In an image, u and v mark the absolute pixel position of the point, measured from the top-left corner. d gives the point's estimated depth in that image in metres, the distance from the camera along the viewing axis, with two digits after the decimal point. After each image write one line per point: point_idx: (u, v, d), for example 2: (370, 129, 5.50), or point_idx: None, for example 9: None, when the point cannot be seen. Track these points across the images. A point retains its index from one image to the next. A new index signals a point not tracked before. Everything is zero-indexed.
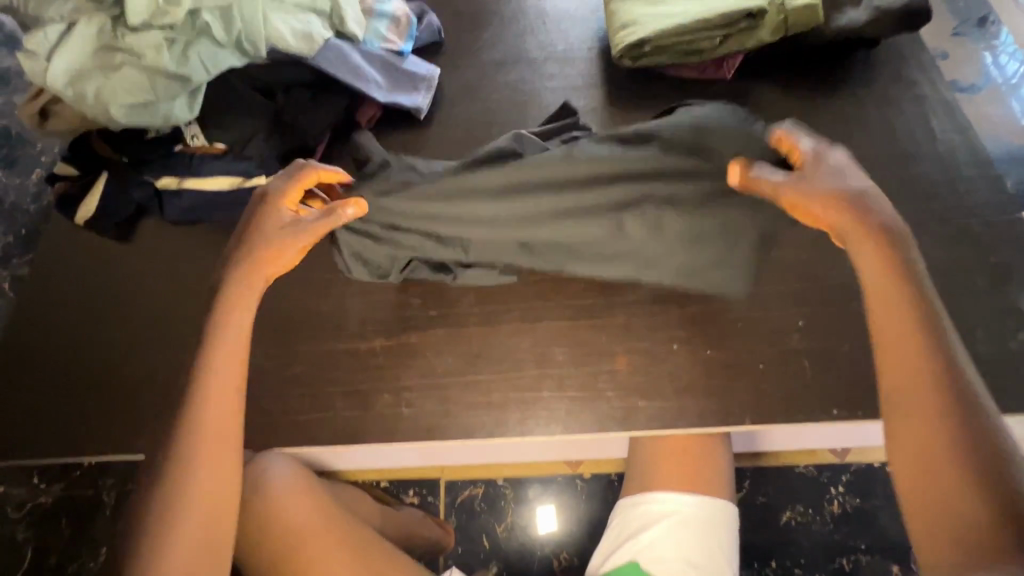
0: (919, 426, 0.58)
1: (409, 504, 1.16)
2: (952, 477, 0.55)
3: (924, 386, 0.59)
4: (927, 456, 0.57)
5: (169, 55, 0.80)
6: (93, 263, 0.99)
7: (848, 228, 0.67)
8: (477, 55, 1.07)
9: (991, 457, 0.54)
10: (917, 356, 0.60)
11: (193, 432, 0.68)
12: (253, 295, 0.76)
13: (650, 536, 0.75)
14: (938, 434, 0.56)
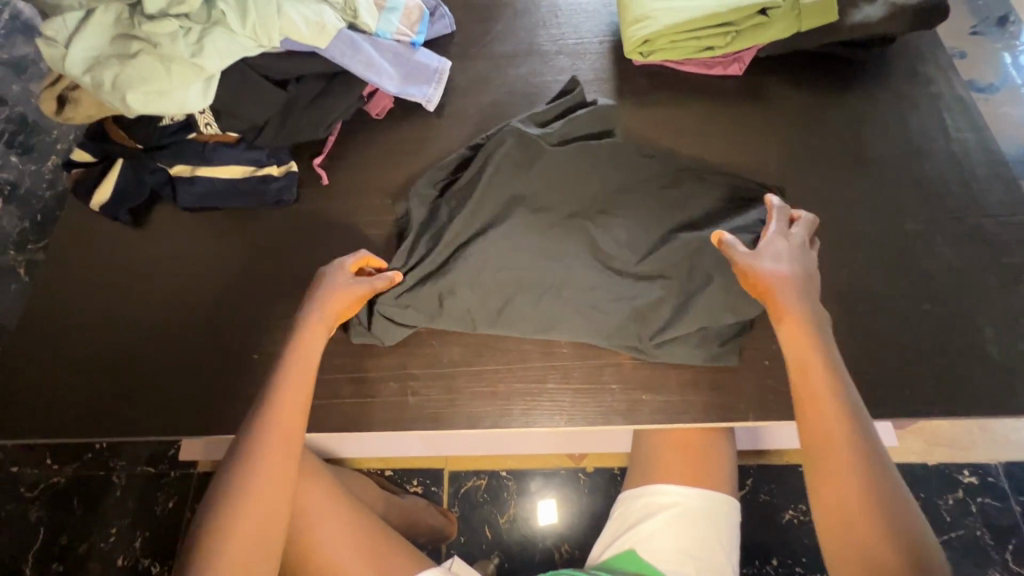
0: (835, 488, 0.59)
1: (413, 493, 1.17)
2: (872, 530, 0.57)
3: (837, 453, 0.60)
4: (845, 510, 0.59)
5: (185, 43, 0.81)
6: (107, 248, 1.00)
7: (776, 305, 0.68)
8: (489, 48, 1.08)
9: (895, 524, 0.57)
10: (831, 424, 0.62)
11: (256, 452, 0.66)
12: (321, 326, 0.75)
13: (650, 528, 0.76)
14: (853, 496, 0.59)
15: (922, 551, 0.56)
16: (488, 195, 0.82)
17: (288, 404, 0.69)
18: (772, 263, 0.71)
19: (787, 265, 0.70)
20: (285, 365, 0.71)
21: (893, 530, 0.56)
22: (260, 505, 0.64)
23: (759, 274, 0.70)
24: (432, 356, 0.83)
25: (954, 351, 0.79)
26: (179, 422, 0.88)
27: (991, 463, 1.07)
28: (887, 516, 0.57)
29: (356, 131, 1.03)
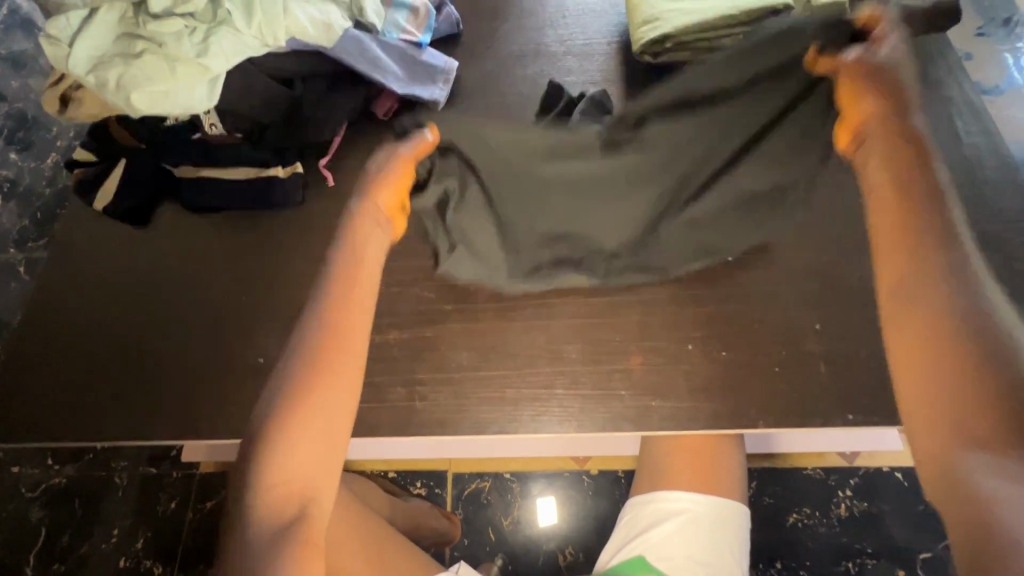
0: (912, 326, 0.50)
1: (416, 495, 1.17)
2: (957, 372, 0.46)
3: (927, 282, 0.51)
4: (928, 346, 0.48)
5: (191, 43, 0.80)
6: (110, 249, 0.99)
7: (877, 130, 0.64)
8: (496, 47, 1.07)
9: (996, 351, 0.45)
10: (915, 260, 0.53)
11: (329, 338, 0.61)
12: (374, 224, 0.75)
13: (658, 534, 0.75)
14: (939, 327, 0.48)
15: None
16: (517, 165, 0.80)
17: (353, 299, 0.65)
18: (896, 96, 0.65)
19: (908, 95, 0.64)
20: (344, 258, 0.70)
21: (982, 368, 0.45)
22: (323, 393, 0.58)
23: (868, 106, 0.65)
24: (440, 360, 0.82)
25: None
26: (182, 426, 0.87)
27: None
28: (980, 350, 0.45)
29: (362, 132, 1.02)
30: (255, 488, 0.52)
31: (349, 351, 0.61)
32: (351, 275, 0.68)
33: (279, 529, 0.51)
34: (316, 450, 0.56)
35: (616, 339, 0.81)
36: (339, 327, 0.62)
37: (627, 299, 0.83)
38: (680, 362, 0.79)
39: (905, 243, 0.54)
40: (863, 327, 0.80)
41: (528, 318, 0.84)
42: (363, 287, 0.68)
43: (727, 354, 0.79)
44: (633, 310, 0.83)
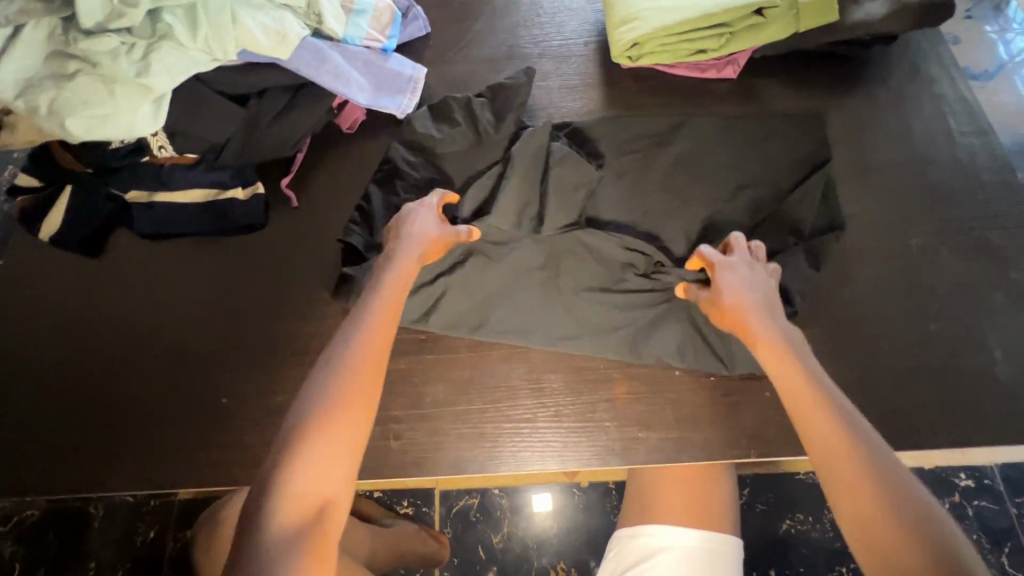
0: (850, 488, 0.54)
1: (403, 515, 1.13)
2: (890, 535, 0.51)
3: (842, 445, 0.56)
4: (862, 512, 0.53)
5: (128, 61, 0.74)
6: (61, 281, 0.93)
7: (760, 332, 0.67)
8: (466, 50, 1.00)
9: (903, 500, 0.52)
10: (827, 418, 0.59)
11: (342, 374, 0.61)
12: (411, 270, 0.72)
13: (646, 571, 0.72)
14: (869, 493, 0.53)
15: (931, 515, 0.51)
16: (469, 281, 0.80)
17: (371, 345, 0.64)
18: (745, 283, 0.71)
19: (748, 275, 0.72)
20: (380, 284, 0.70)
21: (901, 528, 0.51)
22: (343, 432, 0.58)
23: (738, 292, 0.70)
24: (414, 394, 0.78)
25: (964, 373, 0.76)
26: (146, 473, 0.82)
27: (988, 465, 1.02)
28: (888, 491, 0.53)
29: (326, 146, 0.96)
30: (266, 501, 0.54)
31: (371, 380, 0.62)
32: (382, 294, 0.69)
33: (294, 532, 0.52)
34: (330, 467, 0.56)
35: (600, 369, 0.77)
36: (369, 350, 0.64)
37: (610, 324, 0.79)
38: (667, 390, 0.76)
39: (819, 412, 0.59)
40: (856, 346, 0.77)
41: (506, 346, 0.79)
42: (389, 306, 0.68)
43: (716, 380, 0.76)
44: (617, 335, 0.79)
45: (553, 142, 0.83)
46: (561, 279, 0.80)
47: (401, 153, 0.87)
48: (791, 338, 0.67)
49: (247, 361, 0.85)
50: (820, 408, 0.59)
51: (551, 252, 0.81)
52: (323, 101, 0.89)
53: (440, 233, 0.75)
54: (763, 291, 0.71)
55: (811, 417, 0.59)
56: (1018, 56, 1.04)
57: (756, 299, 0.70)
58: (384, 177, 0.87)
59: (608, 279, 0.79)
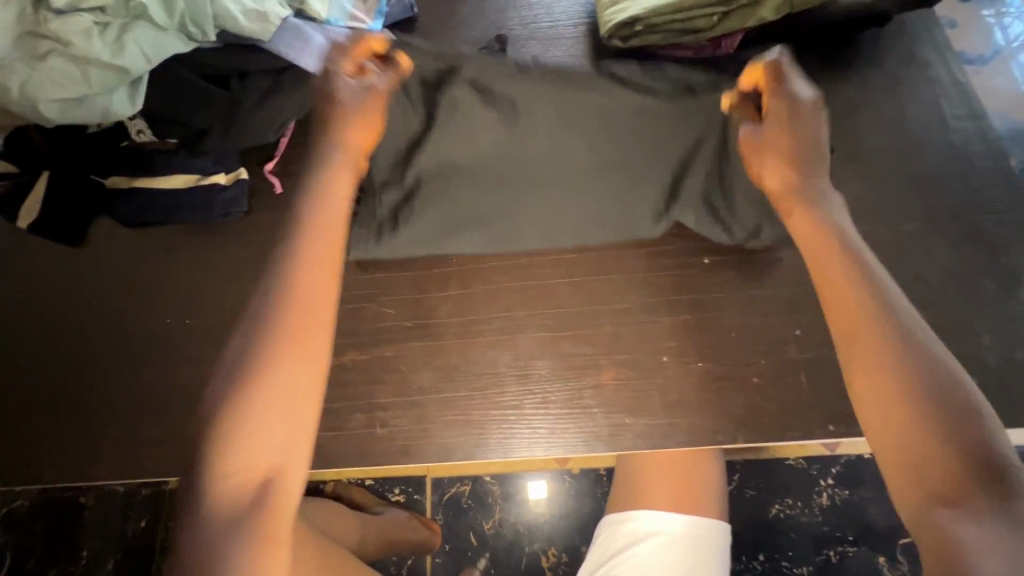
0: (873, 373, 0.50)
1: (394, 502, 1.13)
2: (908, 420, 0.48)
3: (864, 322, 0.52)
4: (882, 390, 0.49)
5: (101, 41, 0.71)
6: (42, 270, 0.91)
7: (790, 195, 0.62)
8: (454, 32, 0.98)
9: (929, 380, 0.48)
10: (852, 291, 0.54)
11: (284, 310, 0.58)
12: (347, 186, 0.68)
13: (634, 556, 0.73)
14: (892, 373, 0.49)
15: (957, 393, 0.48)
16: (466, 233, 0.80)
17: (309, 277, 0.59)
18: (791, 129, 0.64)
19: (795, 125, 0.64)
20: (311, 216, 0.64)
21: (921, 407, 0.48)
22: (285, 376, 0.55)
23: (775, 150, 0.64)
24: (401, 382, 0.77)
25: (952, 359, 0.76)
26: (131, 462, 0.81)
27: None
28: (911, 368, 0.49)
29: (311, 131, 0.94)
30: (216, 460, 0.53)
31: (310, 327, 0.58)
32: (322, 214, 0.64)
33: (241, 506, 0.51)
34: (277, 427, 0.54)
35: (588, 355, 0.77)
36: (302, 286, 0.59)
37: (599, 309, 0.79)
38: (655, 375, 0.76)
39: (845, 281, 0.54)
40: None
41: (494, 333, 0.79)
42: (324, 232, 0.63)
43: (705, 366, 0.76)
44: (605, 321, 0.78)
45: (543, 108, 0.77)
46: (556, 225, 0.80)
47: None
48: (828, 203, 0.61)
49: None
50: (840, 273, 0.55)
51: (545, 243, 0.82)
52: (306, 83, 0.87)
53: (366, 108, 0.70)
54: (807, 146, 0.64)
55: (835, 287, 0.55)
56: (1014, 41, 1.03)
57: (794, 151, 0.63)
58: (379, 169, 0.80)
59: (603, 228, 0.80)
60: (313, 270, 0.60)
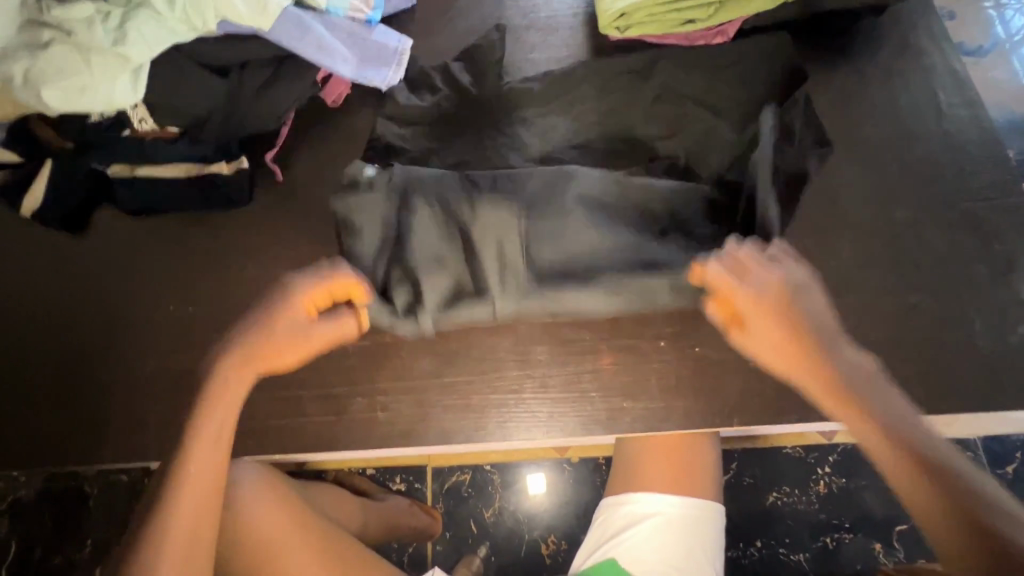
0: (920, 504, 0.57)
1: (396, 491, 1.14)
2: (928, 500, 0.56)
3: (896, 454, 0.58)
4: (916, 482, 0.57)
5: (103, 30, 0.72)
6: (45, 258, 0.92)
7: (805, 322, 0.64)
8: (452, 22, 0.99)
9: (952, 482, 0.56)
10: (874, 425, 0.60)
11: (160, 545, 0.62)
12: (239, 388, 0.68)
13: (633, 536, 0.74)
14: (932, 510, 0.56)
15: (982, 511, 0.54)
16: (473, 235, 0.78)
17: (196, 482, 0.64)
18: (779, 253, 0.68)
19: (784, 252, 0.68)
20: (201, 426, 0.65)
21: (941, 499, 0.56)
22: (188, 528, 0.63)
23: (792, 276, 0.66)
24: (401, 367, 0.78)
25: (945, 345, 0.77)
26: (136, 448, 0.82)
27: (971, 438, 1.03)
28: (933, 469, 0.57)
29: (311, 121, 0.95)
30: None
31: (205, 498, 0.65)
32: (210, 399, 0.67)
33: None
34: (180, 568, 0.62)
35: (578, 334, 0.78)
36: (192, 489, 0.64)
37: (606, 307, 0.76)
38: (652, 360, 0.77)
39: (844, 357, 0.64)
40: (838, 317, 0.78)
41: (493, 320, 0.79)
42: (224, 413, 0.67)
43: (701, 350, 0.76)
44: None
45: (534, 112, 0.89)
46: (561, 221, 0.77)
47: (391, 128, 0.88)
48: (808, 316, 0.65)
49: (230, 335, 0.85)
50: (861, 406, 0.61)
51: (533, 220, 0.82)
52: (305, 70, 0.87)
53: (321, 289, 0.71)
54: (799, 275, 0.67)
55: (841, 401, 0.62)
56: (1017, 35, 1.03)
57: (774, 305, 0.65)
58: (378, 153, 0.88)
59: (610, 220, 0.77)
60: (215, 423, 0.66)
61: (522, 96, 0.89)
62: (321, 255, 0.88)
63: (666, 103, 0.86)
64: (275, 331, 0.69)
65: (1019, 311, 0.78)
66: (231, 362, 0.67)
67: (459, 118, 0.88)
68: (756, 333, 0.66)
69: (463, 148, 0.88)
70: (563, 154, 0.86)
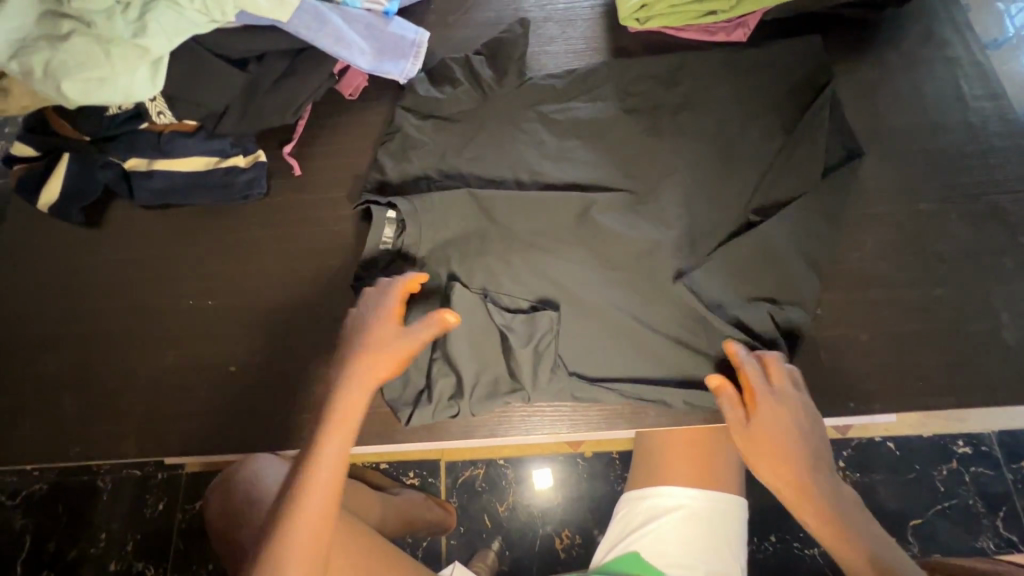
0: None
1: (409, 485, 1.14)
2: None
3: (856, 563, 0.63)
4: None
5: (123, 21, 0.71)
6: (62, 251, 0.92)
7: (793, 427, 0.68)
8: (470, 13, 0.98)
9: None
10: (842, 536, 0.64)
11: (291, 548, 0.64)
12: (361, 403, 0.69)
13: (657, 529, 0.73)
14: None
15: None
16: (496, 257, 0.80)
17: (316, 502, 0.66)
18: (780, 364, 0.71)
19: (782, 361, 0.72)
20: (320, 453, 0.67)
21: None
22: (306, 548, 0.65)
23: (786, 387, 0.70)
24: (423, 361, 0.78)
25: (970, 337, 0.77)
26: (156, 441, 0.82)
27: (985, 432, 1.00)
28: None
29: (328, 114, 0.95)
30: None
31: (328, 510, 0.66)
32: (338, 412, 0.69)
33: None
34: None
35: (600, 328, 0.78)
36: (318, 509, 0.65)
37: (626, 327, 0.78)
38: (675, 354, 0.77)
39: (818, 462, 0.67)
40: (859, 311, 0.78)
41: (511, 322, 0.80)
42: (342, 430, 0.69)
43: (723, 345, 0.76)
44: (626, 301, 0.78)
45: (554, 104, 0.88)
46: (580, 240, 0.81)
47: (409, 120, 0.89)
48: (796, 418, 0.69)
49: (249, 328, 0.85)
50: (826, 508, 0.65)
51: (554, 215, 0.81)
52: (325, 64, 0.87)
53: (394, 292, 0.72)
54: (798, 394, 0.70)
55: (804, 504, 0.66)
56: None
57: (784, 408, 0.68)
58: (395, 145, 0.88)
59: (628, 232, 0.80)
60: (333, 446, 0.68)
61: (541, 89, 0.89)
62: (340, 248, 0.88)
63: (686, 97, 0.86)
64: (369, 343, 0.70)
65: None
66: (355, 372, 0.69)
67: (478, 110, 0.88)
68: (752, 429, 0.69)
69: (480, 139, 0.87)
70: (583, 147, 0.86)
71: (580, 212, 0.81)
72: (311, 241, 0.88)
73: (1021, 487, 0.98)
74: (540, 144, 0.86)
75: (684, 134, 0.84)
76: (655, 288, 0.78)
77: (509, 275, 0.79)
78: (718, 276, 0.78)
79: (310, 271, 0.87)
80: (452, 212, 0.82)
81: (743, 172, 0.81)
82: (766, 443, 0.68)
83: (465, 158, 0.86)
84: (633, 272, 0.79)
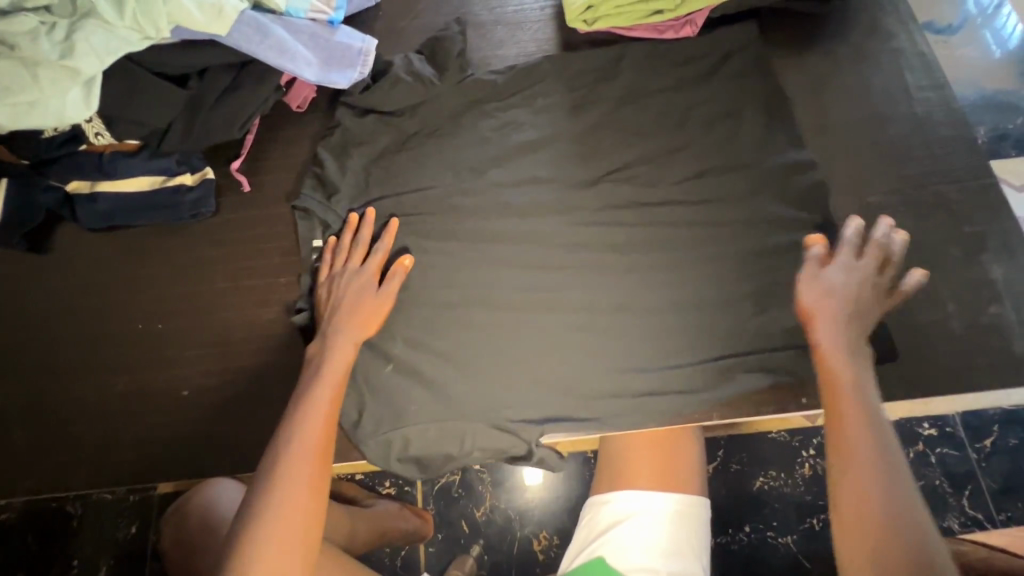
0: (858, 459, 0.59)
1: (385, 495, 1.07)
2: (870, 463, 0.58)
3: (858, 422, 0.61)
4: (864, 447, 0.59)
5: (49, 42, 0.69)
6: (10, 278, 0.89)
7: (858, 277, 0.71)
8: (420, 19, 0.97)
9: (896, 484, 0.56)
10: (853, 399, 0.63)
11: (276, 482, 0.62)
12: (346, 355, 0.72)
13: (618, 535, 0.71)
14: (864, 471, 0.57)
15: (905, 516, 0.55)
16: (457, 270, 0.82)
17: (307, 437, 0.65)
18: (882, 234, 0.74)
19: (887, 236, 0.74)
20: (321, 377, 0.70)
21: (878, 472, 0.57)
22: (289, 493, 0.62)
23: (872, 246, 0.73)
24: (389, 377, 0.78)
25: (920, 327, 0.78)
26: (114, 469, 0.81)
27: (949, 413, 0.99)
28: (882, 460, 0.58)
29: (278, 127, 0.93)
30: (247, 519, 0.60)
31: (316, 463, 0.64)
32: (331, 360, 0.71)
33: None
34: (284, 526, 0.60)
35: (567, 351, 0.78)
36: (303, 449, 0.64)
37: (580, 335, 0.79)
38: (631, 358, 0.78)
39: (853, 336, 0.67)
40: None
41: (469, 334, 0.80)
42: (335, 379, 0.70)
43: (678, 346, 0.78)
44: (581, 305, 0.80)
45: (506, 109, 0.88)
46: (536, 249, 0.82)
47: (362, 136, 0.88)
48: (861, 287, 0.70)
49: (203, 348, 0.84)
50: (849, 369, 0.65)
51: (510, 229, 0.83)
52: (269, 77, 0.85)
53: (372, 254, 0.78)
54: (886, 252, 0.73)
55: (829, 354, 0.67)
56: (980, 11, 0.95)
57: (854, 278, 0.70)
58: (350, 164, 0.87)
59: (582, 243, 0.82)
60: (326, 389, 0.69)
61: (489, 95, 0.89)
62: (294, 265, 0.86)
63: (635, 101, 0.87)
64: (350, 295, 0.76)
65: (989, 290, 0.79)
66: (337, 328, 0.74)
67: (432, 122, 0.88)
68: (821, 292, 0.70)
69: (434, 149, 0.86)
70: (535, 155, 0.86)
71: (535, 222, 0.83)
72: (266, 257, 0.87)
73: (985, 466, 0.96)
74: (493, 152, 0.86)
75: (631, 138, 0.86)
76: (611, 293, 0.80)
77: (468, 288, 0.81)
78: (665, 279, 0.80)
79: (265, 289, 0.86)
80: (408, 230, 0.83)
81: (693, 176, 0.84)
82: (846, 291, 0.70)
83: (417, 169, 0.86)
84: (588, 280, 0.81)
